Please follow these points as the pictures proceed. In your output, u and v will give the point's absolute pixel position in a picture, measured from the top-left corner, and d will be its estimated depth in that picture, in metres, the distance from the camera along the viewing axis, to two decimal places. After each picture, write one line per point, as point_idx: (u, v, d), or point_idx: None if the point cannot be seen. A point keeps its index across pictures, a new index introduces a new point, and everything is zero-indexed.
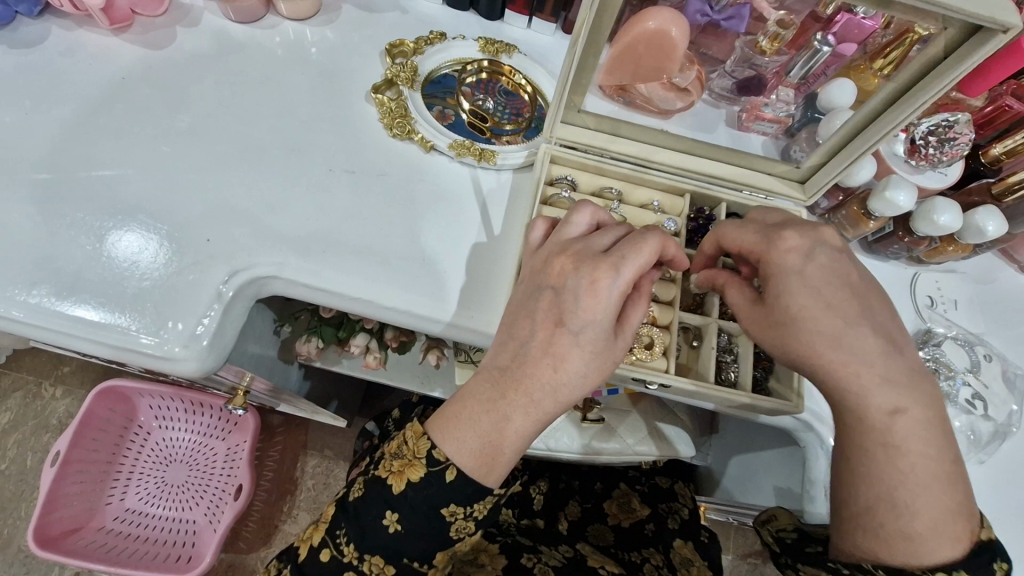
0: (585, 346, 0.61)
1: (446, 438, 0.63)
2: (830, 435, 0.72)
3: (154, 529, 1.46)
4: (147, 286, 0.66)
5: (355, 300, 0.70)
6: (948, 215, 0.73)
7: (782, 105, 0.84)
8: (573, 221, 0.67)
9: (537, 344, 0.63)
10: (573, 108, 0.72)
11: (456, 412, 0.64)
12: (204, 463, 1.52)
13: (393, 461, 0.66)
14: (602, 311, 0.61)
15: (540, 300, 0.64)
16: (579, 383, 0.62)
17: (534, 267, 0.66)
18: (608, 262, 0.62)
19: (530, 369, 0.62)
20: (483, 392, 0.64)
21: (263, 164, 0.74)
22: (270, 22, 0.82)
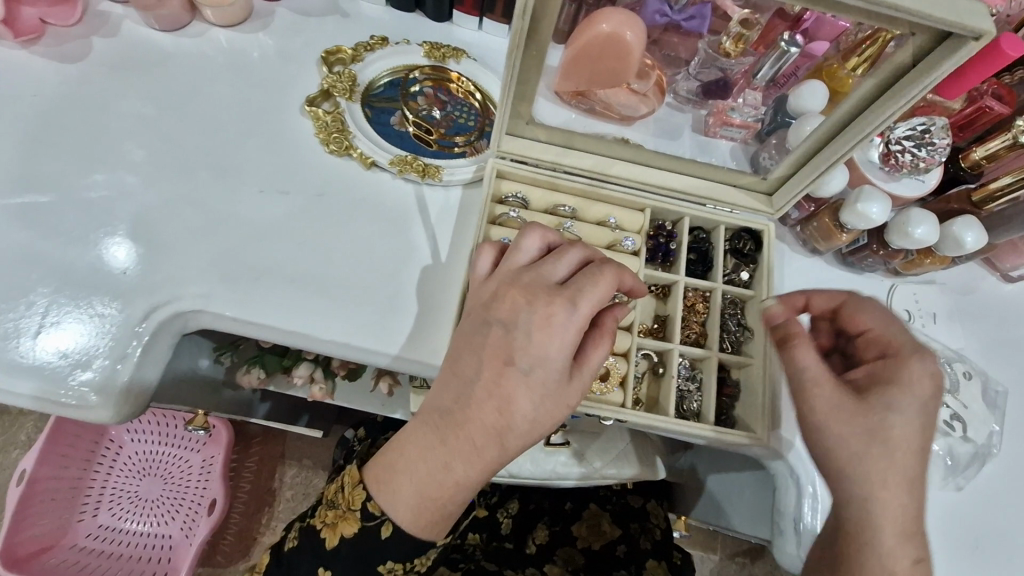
0: (535, 389, 0.57)
1: (380, 487, 0.60)
2: (797, 464, 0.68)
3: (129, 545, 1.36)
4: (80, 316, 0.62)
5: (289, 333, 0.65)
6: (924, 228, 0.68)
7: (749, 109, 0.80)
8: (520, 248, 0.62)
9: (482, 385, 0.58)
10: (521, 119, 0.66)
11: (394, 461, 0.60)
12: (182, 475, 1.43)
13: (328, 511, 0.64)
14: (552, 352, 0.56)
15: (487, 336, 0.58)
16: (528, 429, 0.58)
17: (483, 298, 0.61)
18: (562, 298, 0.57)
19: (475, 413, 0.57)
20: (423, 438, 0.59)
21: (190, 189, 0.68)
22: (197, 29, 0.76)
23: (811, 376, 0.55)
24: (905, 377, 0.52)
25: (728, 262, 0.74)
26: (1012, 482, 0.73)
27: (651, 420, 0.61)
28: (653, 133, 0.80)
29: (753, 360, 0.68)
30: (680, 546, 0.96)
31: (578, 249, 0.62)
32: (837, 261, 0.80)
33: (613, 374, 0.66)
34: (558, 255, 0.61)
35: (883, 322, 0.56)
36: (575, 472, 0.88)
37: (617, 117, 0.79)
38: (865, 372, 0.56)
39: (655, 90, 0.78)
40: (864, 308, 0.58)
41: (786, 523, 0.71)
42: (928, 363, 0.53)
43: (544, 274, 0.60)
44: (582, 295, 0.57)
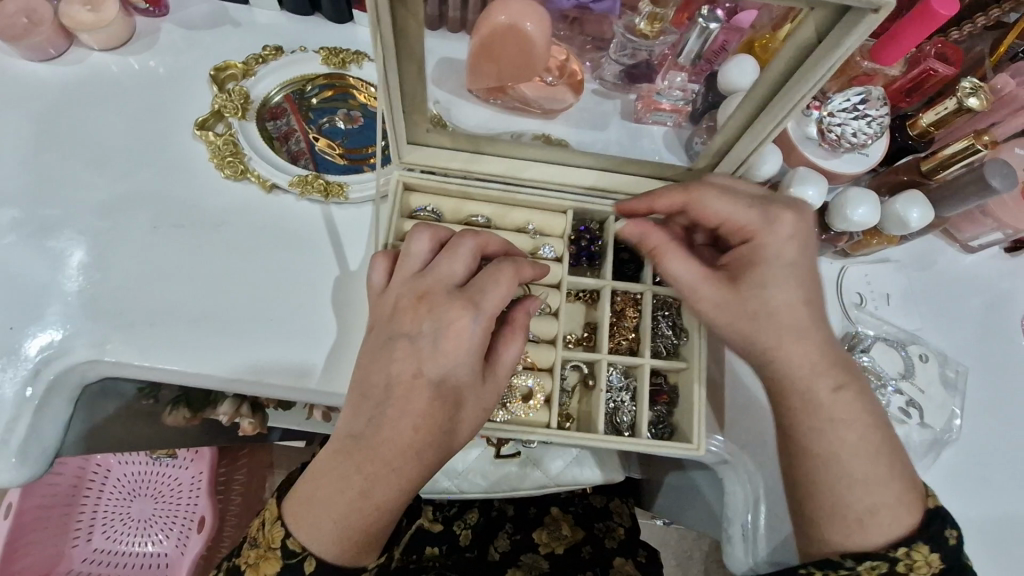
0: (450, 397, 0.51)
1: (299, 519, 0.50)
2: (745, 464, 0.66)
3: (131, 566, 1.28)
4: None
5: (195, 375, 0.62)
6: (865, 208, 0.63)
7: (677, 92, 0.75)
8: (410, 249, 0.55)
9: (392, 404, 0.50)
10: (420, 128, 0.62)
11: (311, 491, 0.50)
12: (177, 495, 1.32)
13: (250, 551, 0.52)
14: (462, 357, 0.51)
15: (393, 351, 0.52)
16: (447, 440, 0.51)
17: (385, 312, 0.54)
18: (462, 300, 0.52)
19: (388, 433, 0.50)
20: (335, 467, 0.50)
21: (78, 233, 0.65)
22: (77, 55, 0.71)
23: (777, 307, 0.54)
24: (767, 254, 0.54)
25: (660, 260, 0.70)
26: (975, 465, 0.70)
27: (573, 441, 0.57)
28: (577, 125, 0.76)
29: (688, 364, 0.64)
30: (645, 543, 0.94)
31: (471, 236, 0.56)
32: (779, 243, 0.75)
33: (537, 392, 0.62)
34: (453, 249, 0.55)
35: (729, 209, 0.56)
36: (529, 483, 0.85)
37: (540, 112, 0.74)
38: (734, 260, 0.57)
39: (569, 84, 0.72)
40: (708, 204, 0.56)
41: (733, 529, 0.67)
42: (784, 229, 0.54)
43: (442, 275, 0.54)
44: (482, 292, 0.52)
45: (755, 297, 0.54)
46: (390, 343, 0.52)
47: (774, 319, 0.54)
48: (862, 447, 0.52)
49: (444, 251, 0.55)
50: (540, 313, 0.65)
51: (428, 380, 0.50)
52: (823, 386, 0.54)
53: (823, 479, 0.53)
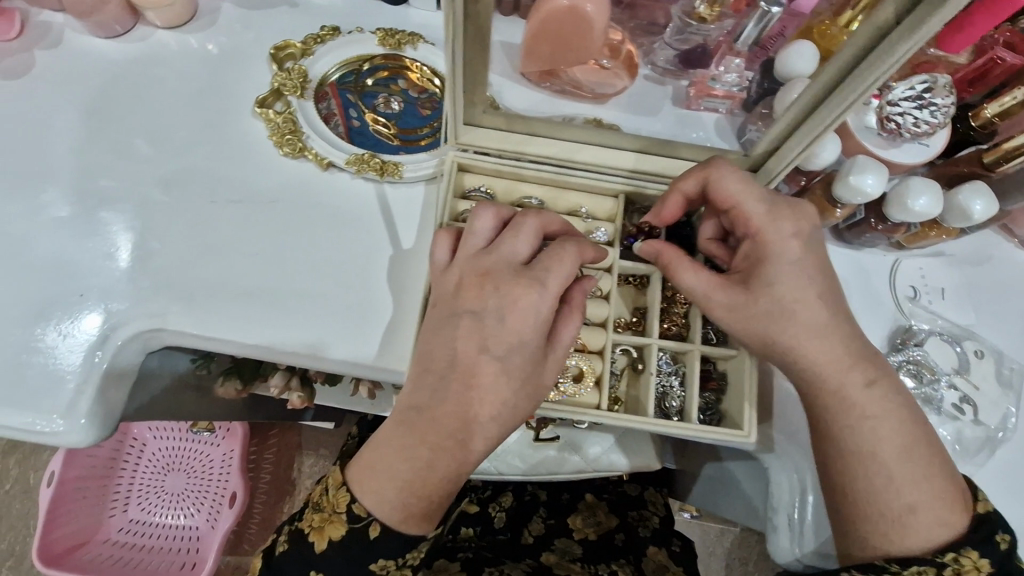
0: (513, 374, 0.51)
1: (365, 485, 0.51)
2: (795, 455, 0.65)
3: (162, 538, 1.32)
4: (51, 338, 0.61)
5: (252, 347, 0.64)
6: (926, 199, 0.62)
7: (732, 78, 0.74)
8: (473, 227, 0.56)
9: (456, 378, 0.51)
10: (477, 109, 0.62)
11: (376, 459, 0.52)
12: (208, 471, 1.36)
13: (313, 514, 0.54)
14: (526, 334, 0.51)
15: (456, 328, 0.52)
16: (508, 415, 0.52)
17: (447, 288, 0.54)
18: (528, 277, 0.52)
19: (452, 407, 0.51)
20: (398, 438, 0.51)
21: (141, 207, 0.67)
22: (141, 33, 0.73)
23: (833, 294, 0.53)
24: (761, 261, 0.54)
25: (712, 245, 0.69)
26: None
27: (625, 423, 0.58)
28: (628, 110, 0.75)
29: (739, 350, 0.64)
30: (680, 533, 0.94)
31: (534, 216, 0.56)
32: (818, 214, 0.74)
33: (587, 374, 0.63)
34: (517, 227, 0.55)
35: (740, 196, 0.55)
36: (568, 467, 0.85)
37: (590, 96, 0.74)
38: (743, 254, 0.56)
39: (622, 64, 0.72)
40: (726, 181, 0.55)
41: (778, 519, 0.67)
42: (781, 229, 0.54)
43: (504, 253, 0.54)
44: (548, 270, 0.52)
45: (818, 282, 0.53)
46: (452, 318, 0.52)
47: (810, 310, 0.54)
48: (887, 447, 0.52)
49: (507, 229, 0.55)
50: (591, 296, 0.65)
51: (492, 355, 0.51)
52: (864, 381, 0.54)
53: (879, 469, 0.52)
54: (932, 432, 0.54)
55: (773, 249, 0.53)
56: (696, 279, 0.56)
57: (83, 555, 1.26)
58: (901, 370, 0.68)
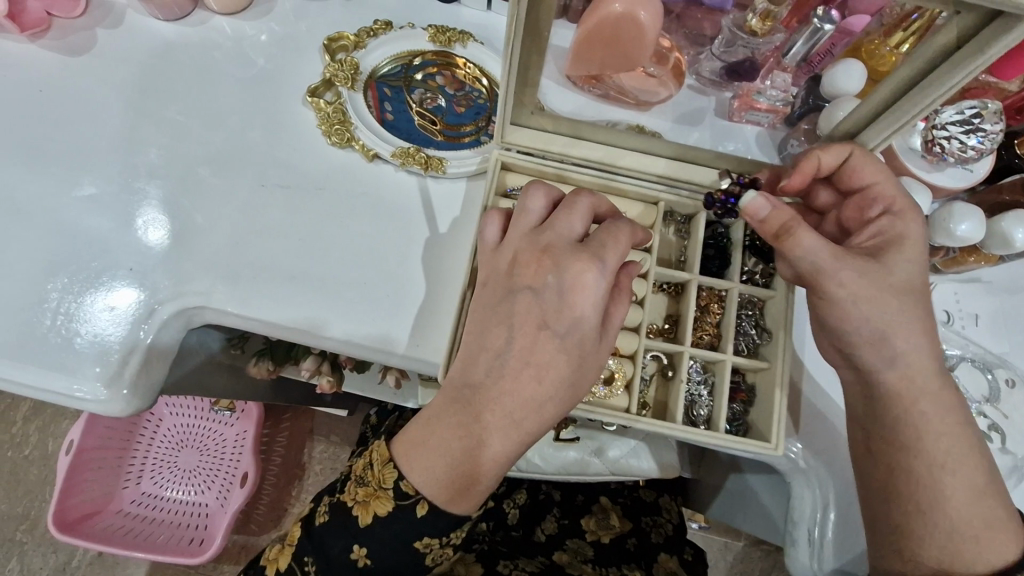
0: (573, 354, 0.51)
1: (413, 462, 0.50)
2: (820, 473, 0.65)
3: (173, 513, 1.34)
4: (100, 309, 0.63)
5: (292, 328, 0.65)
6: (968, 224, 0.63)
7: (777, 92, 0.74)
8: (525, 207, 0.55)
9: (514, 354, 0.51)
10: (526, 109, 0.63)
11: (426, 434, 0.51)
12: (221, 450, 1.38)
13: (357, 488, 0.53)
14: (587, 310, 0.50)
15: (514, 304, 0.51)
16: (564, 395, 0.52)
17: (501, 266, 0.54)
18: (586, 253, 0.51)
19: (508, 382, 0.50)
20: (452, 413, 0.51)
21: (192, 186, 0.68)
22: (199, 17, 0.75)
23: (874, 312, 0.54)
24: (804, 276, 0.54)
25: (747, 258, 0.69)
26: None
27: (658, 428, 0.58)
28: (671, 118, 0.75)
29: (771, 364, 0.64)
30: (692, 541, 0.95)
31: (588, 197, 0.55)
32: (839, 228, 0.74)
33: (618, 378, 0.63)
34: (572, 206, 0.54)
35: (885, 175, 0.57)
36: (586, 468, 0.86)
37: (634, 102, 0.74)
38: (872, 234, 0.57)
39: (672, 72, 0.72)
40: (874, 155, 0.57)
41: (798, 533, 0.67)
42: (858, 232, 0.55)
43: (561, 230, 0.53)
44: (604, 249, 0.52)
45: (864, 297, 0.54)
46: (508, 297, 0.52)
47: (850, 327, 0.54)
48: None
49: (562, 208, 0.55)
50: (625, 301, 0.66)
51: (553, 331, 0.50)
52: (898, 401, 0.55)
53: None
54: (968, 453, 0.54)
55: (824, 260, 0.54)
56: (817, 238, 0.54)
57: (98, 523, 1.29)
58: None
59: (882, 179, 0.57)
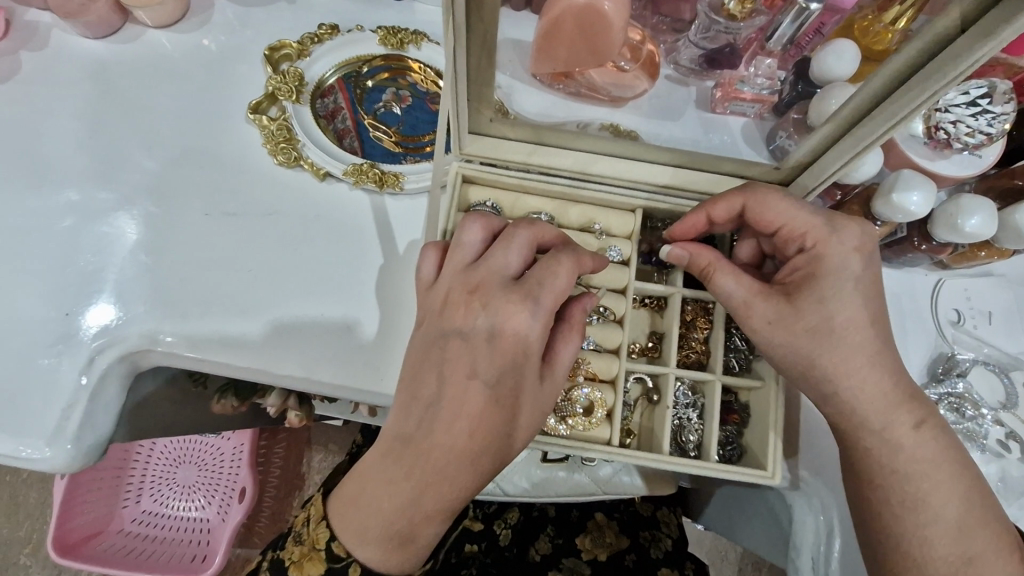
0: (506, 400, 0.47)
1: (344, 525, 0.47)
2: (822, 495, 0.61)
3: (175, 530, 1.21)
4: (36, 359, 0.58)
5: (244, 368, 0.60)
6: (979, 218, 0.56)
7: (762, 80, 0.68)
8: (462, 240, 0.52)
9: (445, 404, 0.46)
10: (484, 118, 0.57)
11: (356, 494, 0.48)
12: (219, 464, 1.24)
13: (293, 547, 0.50)
14: (519, 355, 0.47)
15: (445, 349, 0.48)
16: (506, 441, 0.48)
17: (434, 306, 0.50)
18: (520, 294, 0.48)
19: (441, 436, 0.46)
20: (382, 470, 0.47)
21: (131, 219, 0.63)
22: (131, 32, 0.69)
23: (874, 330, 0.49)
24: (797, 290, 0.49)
25: None
26: None
27: (640, 462, 0.53)
28: (647, 114, 0.69)
29: (764, 382, 0.59)
30: (693, 555, 0.90)
31: (528, 226, 0.52)
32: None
33: (598, 406, 0.58)
34: (509, 237, 0.51)
35: (789, 215, 0.52)
36: (575, 488, 0.82)
37: (607, 99, 0.68)
38: (790, 273, 0.53)
39: (644, 67, 0.66)
40: (767, 202, 0.53)
41: (801, 560, 0.62)
42: (845, 241, 0.51)
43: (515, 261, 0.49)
44: (542, 285, 0.49)
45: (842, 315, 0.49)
46: (438, 340, 0.48)
47: (849, 345, 0.49)
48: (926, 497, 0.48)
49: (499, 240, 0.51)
50: (604, 321, 0.61)
51: (483, 378, 0.47)
52: (901, 425, 0.50)
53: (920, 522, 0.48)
54: (978, 478, 0.50)
55: None
56: (729, 283, 0.54)
57: (98, 546, 1.16)
58: (941, 404, 0.62)
59: (786, 219, 0.52)
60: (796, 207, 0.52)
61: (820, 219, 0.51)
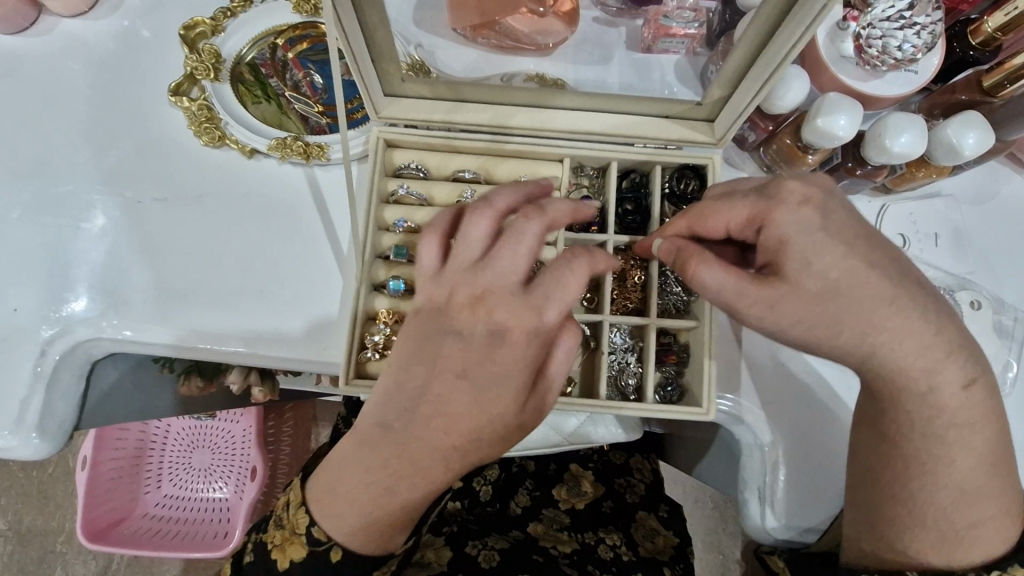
0: (488, 408, 0.45)
1: (325, 509, 0.50)
2: (760, 428, 0.61)
3: (197, 511, 1.25)
4: None
5: (191, 349, 0.62)
6: (909, 136, 0.54)
7: (688, 12, 0.64)
8: (462, 238, 0.46)
9: (427, 399, 0.46)
10: (392, 78, 0.56)
11: (332, 482, 0.49)
12: (231, 446, 1.26)
13: (276, 530, 0.53)
14: (513, 370, 0.45)
15: (438, 347, 0.46)
16: (485, 447, 0.47)
17: (439, 300, 0.46)
18: (527, 308, 0.44)
19: (418, 430, 0.46)
20: (357, 460, 0.48)
21: (68, 212, 0.64)
22: (47, 24, 0.68)
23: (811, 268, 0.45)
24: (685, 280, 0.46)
25: (666, 209, 0.64)
26: None
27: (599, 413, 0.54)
28: (574, 60, 0.67)
29: (698, 322, 0.59)
30: (668, 497, 0.93)
31: (537, 219, 0.44)
32: (749, 157, 0.67)
33: None
34: (518, 236, 0.44)
35: (726, 210, 0.47)
36: (541, 442, 0.82)
37: (532, 47, 0.67)
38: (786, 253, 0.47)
39: (561, 14, 0.63)
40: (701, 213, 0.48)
41: (749, 491, 0.63)
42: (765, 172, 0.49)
43: (502, 268, 0.44)
44: (548, 301, 0.44)
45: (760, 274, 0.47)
46: (437, 337, 0.46)
47: None
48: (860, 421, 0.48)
49: (504, 239, 0.45)
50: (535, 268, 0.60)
51: (473, 382, 0.45)
52: None
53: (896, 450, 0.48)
54: None
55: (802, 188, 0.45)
56: (715, 275, 0.44)
57: (124, 531, 1.20)
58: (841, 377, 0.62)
59: (727, 217, 0.47)
60: (729, 201, 0.47)
61: (754, 198, 0.46)
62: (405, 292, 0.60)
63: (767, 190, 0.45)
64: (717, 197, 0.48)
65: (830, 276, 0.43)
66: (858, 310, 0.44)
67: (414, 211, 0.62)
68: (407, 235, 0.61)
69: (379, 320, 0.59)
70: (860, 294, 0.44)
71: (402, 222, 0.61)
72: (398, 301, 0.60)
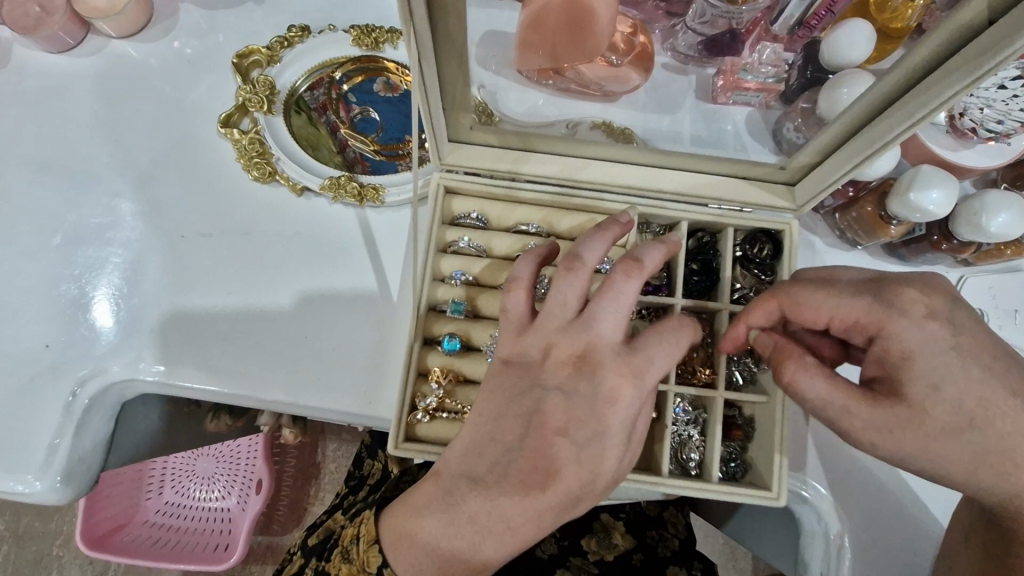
0: (590, 467, 0.43)
1: (399, 555, 0.46)
2: (828, 509, 0.59)
3: (197, 520, 1.14)
4: (21, 387, 0.58)
5: (229, 396, 0.59)
6: (1007, 216, 0.51)
7: (767, 67, 0.62)
8: (559, 296, 0.44)
9: (527, 454, 0.43)
10: (462, 126, 0.54)
11: (408, 530, 0.45)
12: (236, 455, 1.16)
13: (342, 564, 0.50)
14: (620, 429, 0.43)
15: (538, 399, 0.44)
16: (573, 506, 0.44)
17: (529, 356, 0.45)
18: (628, 366, 0.43)
19: (514, 484, 0.43)
20: (444, 508, 0.44)
21: (105, 243, 0.61)
22: (94, 44, 0.65)
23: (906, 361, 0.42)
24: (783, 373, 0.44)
25: (736, 273, 0.60)
26: None
27: (661, 490, 0.51)
28: (642, 108, 0.64)
29: (769, 397, 0.55)
30: (701, 554, 0.86)
31: (638, 279, 0.43)
32: (823, 221, 0.65)
33: None
34: (616, 295, 0.43)
35: (833, 304, 0.44)
36: None
37: (600, 94, 0.63)
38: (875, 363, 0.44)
39: (635, 60, 0.60)
40: (805, 301, 0.45)
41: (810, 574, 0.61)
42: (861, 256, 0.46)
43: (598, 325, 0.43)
44: (651, 362, 0.43)
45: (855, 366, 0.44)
46: (530, 391, 0.45)
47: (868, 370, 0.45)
48: None
49: (602, 296, 0.43)
50: None
51: (576, 441, 0.43)
52: None
53: None
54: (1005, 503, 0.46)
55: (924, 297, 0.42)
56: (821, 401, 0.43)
57: (122, 538, 1.10)
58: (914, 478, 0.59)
59: (832, 313, 0.44)
60: (839, 300, 0.44)
61: (868, 299, 0.43)
62: (459, 351, 0.56)
63: (871, 299, 0.43)
64: (815, 282, 0.46)
65: (927, 389, 0.41)
66: (961, 411, 0.41)
67: (471, 262, 0.59)
68: (465, 288, 0.59)
69: (431, 379, 0.56)
70: (971, 397, 0.41)
71: (460, 273, 0.59)
72: (453, 359, 0.57)
